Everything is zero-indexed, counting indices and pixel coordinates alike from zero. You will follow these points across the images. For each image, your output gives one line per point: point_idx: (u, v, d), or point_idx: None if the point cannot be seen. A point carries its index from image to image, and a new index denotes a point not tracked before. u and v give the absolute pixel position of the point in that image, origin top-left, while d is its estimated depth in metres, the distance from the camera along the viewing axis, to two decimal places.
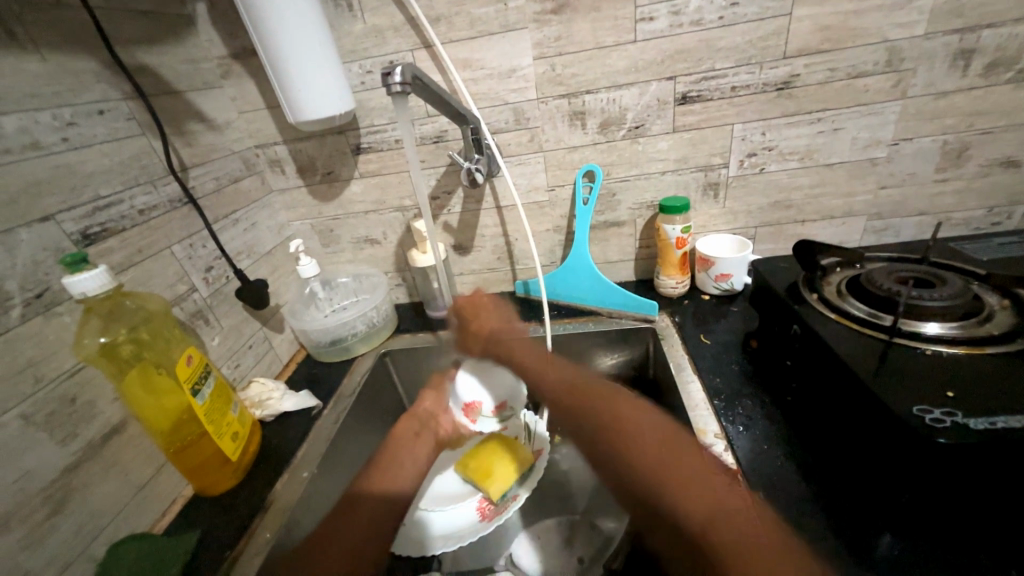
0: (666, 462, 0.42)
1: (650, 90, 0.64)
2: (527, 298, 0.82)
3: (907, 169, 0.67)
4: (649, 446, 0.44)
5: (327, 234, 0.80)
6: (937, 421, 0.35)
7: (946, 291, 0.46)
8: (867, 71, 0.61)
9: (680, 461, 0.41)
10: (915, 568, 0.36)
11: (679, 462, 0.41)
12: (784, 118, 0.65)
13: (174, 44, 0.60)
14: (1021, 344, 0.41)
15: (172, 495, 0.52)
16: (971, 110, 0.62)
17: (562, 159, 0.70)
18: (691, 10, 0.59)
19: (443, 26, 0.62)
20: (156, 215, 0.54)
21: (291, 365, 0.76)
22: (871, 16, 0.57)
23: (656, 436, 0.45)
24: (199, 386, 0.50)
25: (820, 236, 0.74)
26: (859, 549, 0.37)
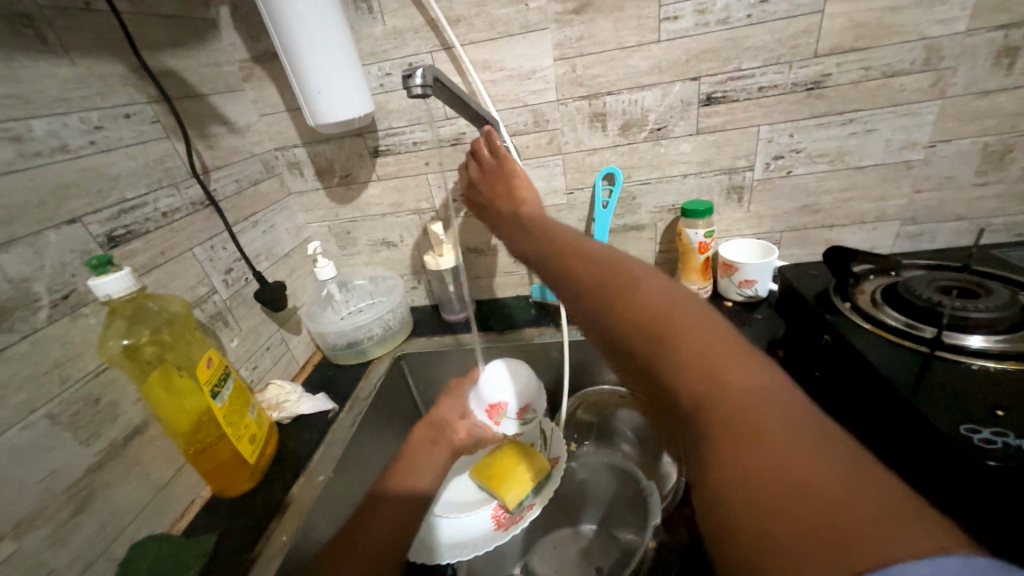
0: (673, 349, 0.27)
1: (673, 91, 0.62)
2: (543, 304, 0.80)
3: (944, 172, 0.64)
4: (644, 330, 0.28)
5: (345, 237, 0.80)
6: (987, 442, 0.33)
7: (993, 302, 0.44)
8: (904, 70, 0.58)
9: (693, 346, 0.26)
10: None
11: (687, 347, 0.26)
12: (813, 119, 0.62)
13: (198, 47, 0.61)
14: None
15: (190, 495, 0.52)
16: (1015, 110, 0.59)
17: (581, 162, 0.69)
18: (718, 9, 0.57)
19: (463, 27, 0.61)
20: (178, 217, 0.55)
21: (308, 366, 0.76)
22: (910, 12, 0.55)
23: (659, 310, 0.29)
24: (218, 388, 0.50)
25: (850, 241, 0.71)
26: None
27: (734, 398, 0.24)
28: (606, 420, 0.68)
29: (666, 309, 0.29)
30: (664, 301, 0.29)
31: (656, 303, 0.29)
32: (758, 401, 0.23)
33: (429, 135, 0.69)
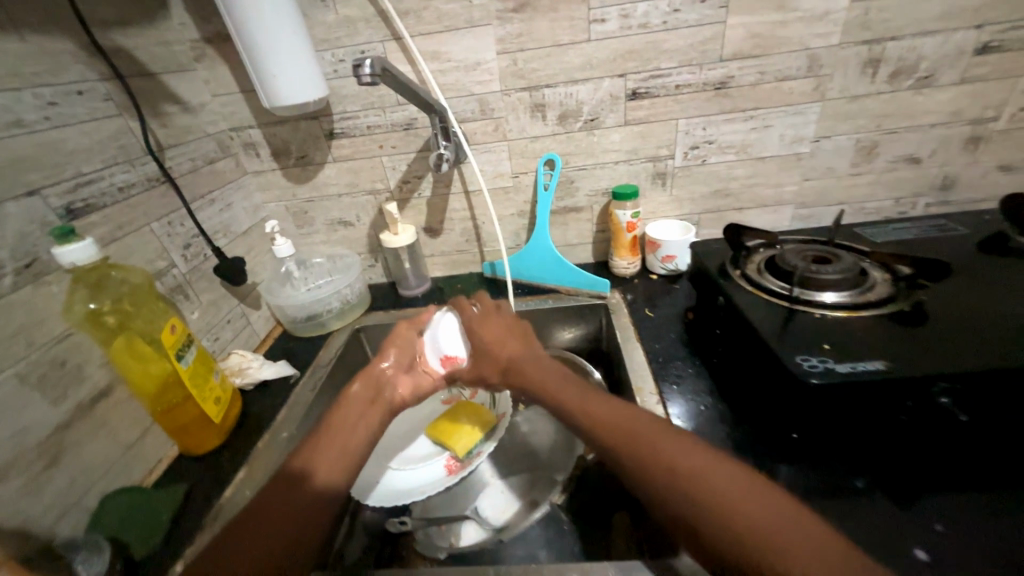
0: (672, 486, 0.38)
1: (603, 86, 0.70)
2: (493, 279, 0.88)
3: (827, 164, 0.76)
4: (640, 461, 0.41)
5: (302, 216, 0.83)
6: (813, 366, 0.44)
7: (839, 267, 0.55)
8: (791, 76, 0.69)
9: (732, 516, 0.35)
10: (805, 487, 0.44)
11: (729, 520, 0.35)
12: (722, 115, 0.72)
13: (147, 26, 0.62)
14: (888, 309, 0.50)
15: (158, 455, 0.56)
16: (879, 112, 0.71)
17: (525, 148, 0.76)
18: (639, 14, 0.65)
19: (412, 19, 0.66)
20: (135, 192, 0.57)
21: (269, 340, 0.79)
22: (794, 26, 0.65)
23: (621, 432, 0.44)
24: (182, 352, 0.54)
25: (756, 222, 0.83)
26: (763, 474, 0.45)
27: (730, 521, 0.35)
28: None
29: (627, 428, 0.44)
30: (621, 417, 0.45)
31: (621, 423, 0.45)
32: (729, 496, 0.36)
33: (383, 120, 0.74)
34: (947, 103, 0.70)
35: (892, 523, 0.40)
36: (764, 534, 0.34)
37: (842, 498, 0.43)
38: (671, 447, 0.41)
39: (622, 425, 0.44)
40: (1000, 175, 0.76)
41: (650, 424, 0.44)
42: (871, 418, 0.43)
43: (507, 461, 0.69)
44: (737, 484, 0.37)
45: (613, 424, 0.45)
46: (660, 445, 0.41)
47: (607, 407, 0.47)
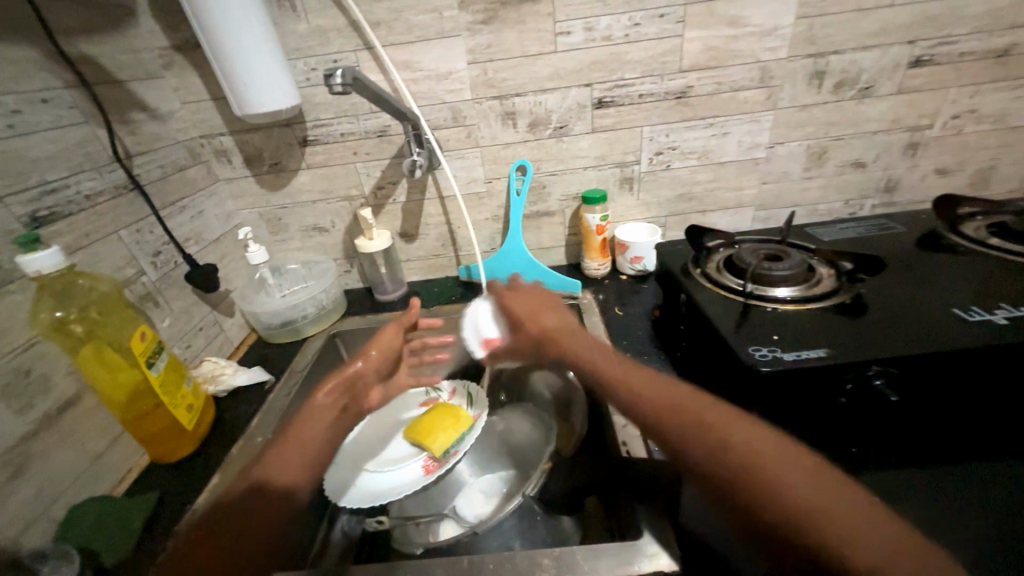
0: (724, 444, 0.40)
1: (571, 95, 0.73)
2: (469, 282, 0.89)
3: (782, 168, 0.81)
4: (693, 429, 0.42)
5: (276, 223, 0.83)
6: (763, 356, 0.47)
7: (789, 264, 0.59)
8: (745, 86, 0.73)
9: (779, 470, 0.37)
10: None
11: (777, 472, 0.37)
12: (683, 122, 0.76)
13: (114, 34, 0.62)
14: (831, 302, 0.54)
15: (128, 464, 0.55)
16: (826, 120, 0.77)
17: (497, 155, 0.78)
18: (602, 28, 0.68)
19: (384, 30, 0.68)
20: (102, 200, 0.57)
21: (243, 347, 0.79)
22: (746, 40, 0.70)
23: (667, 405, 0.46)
24: (153, 360, 0.54)
25: (719, 224, 0.87)
26: None
27: (772, 486, 0.36)
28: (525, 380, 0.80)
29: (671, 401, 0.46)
30: (665, 391, 0.48)
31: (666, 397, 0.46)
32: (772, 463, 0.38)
33: (356, 127, 0.75)
34: (887, 112, 0.76)
35: None
36: (807, 500, 0.35)
37: None
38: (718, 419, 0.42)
39: (666, 399, 0.46)
40: (937, 178, 0.83)
41: (694, 397, 0.46)
42: (817, 403, 0.47)
43: (485, 460, 0.70)
44: (780, 454, 0.39)
45: (657, 398, 0.47)
46: (706, 417, 0.43)
47: (652, 383, 0.49)
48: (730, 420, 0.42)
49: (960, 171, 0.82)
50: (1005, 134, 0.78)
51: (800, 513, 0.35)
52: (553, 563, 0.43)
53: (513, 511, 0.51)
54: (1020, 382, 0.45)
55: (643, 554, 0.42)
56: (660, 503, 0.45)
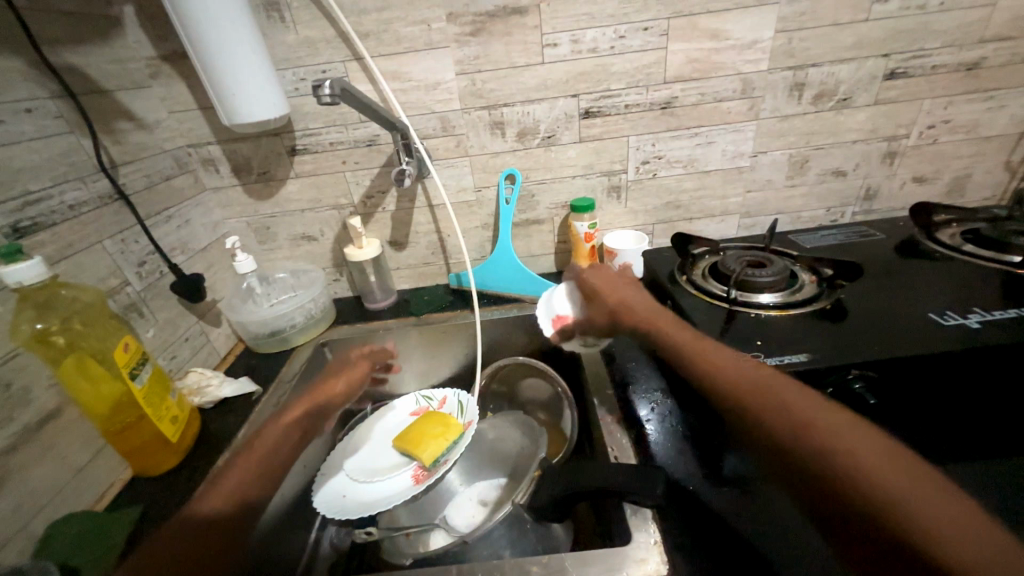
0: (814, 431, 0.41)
1: (558, 105, 0.74)
2: (459, 290, 0.89)
3: (765, 177, 0.83)
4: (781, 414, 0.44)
5: (264, 232, 0.83)
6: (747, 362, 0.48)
7: (772, 270, 0.61)
8: (728, 97, 0.75)
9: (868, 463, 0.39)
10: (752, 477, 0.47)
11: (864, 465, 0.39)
12: (668, 132, 0.78)
13: (101, 44, 0.62)
14: (812, 306, 0.56)
15: (109, 479, 0.54)
16: (807, 130, 0.79)
17: (486, 164, 0.79)
18: (588, 40, 0.70)
19: (373, 41, 0.68)
20: (87, 210, 0.56)
21: (230, 357, 0.78)
22: (727, 53, 0.71)
23: (760, 387, 0.46)
24: (137, 371, 0.53)
25: (705, 231, 0.88)
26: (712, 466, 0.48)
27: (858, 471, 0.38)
28: (516, 388, 0.80)
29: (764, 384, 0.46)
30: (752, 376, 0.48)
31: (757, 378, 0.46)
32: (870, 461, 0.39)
33: (345, 136, 0.75)
34: (865, 122, 0.78)
35: None
36: (920, 506, 0.35)
37: None
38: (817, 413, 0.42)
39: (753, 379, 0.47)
40: (915, 185, 0.85)
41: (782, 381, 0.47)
42: None
43: (475, 468, 0.70)
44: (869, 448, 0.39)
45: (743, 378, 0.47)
46: (805, 411, 0.43)
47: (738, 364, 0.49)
48: (833, 418, 0.42)
49: (937, 179, 0.84)
50: (979, 143, 0.81)
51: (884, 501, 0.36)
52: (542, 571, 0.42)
53: (501, 518, 0.51)
54: (992, 385, 0.47)
55: (631, 559, 0.41)
56: (648, 508, 0.45)
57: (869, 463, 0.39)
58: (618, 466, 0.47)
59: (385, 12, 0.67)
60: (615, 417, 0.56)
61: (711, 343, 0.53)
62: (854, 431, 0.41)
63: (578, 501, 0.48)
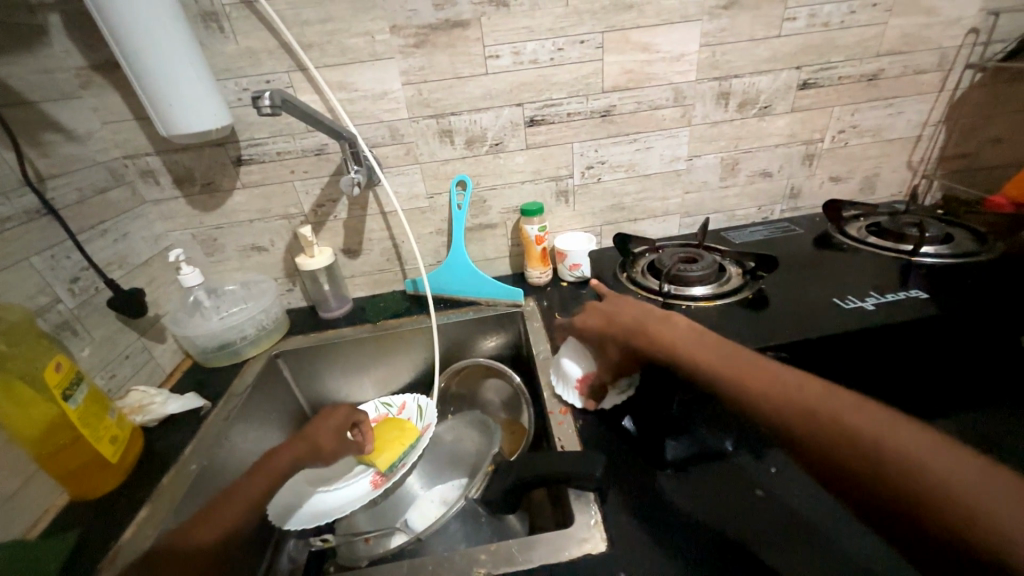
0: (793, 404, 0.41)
1: (504, 114, 0.77)
2: (416, 295, 0.90)
3: (701, 179, 0.89)
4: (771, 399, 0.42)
5: (211, 243, 0.81)
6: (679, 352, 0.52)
7: (702, 266, 0.67)
8: (662, 105, 0.80)
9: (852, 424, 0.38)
10: (687, 460, 0.51)
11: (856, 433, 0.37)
12: (610, 138, 0.82)
13: (24, 54, 0.60)
14: (736, 297, 0.62)
15: (41, 506, 0.52)
16: (735, 135, 0.85)
17: (437, 171, 0.81)
18: (528, 52, 0.73)
19: (316, 52, 0.69)
20: (10, 226, 0.54)
21: (177, 373, 0.76)
22: (658, 65, 0.77)
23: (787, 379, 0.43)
24: (70, 391, 0.52)
25: (649, 231, 0.94)
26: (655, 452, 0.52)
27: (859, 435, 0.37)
28: (475, 391, 0.82)
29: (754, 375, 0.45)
30: (736, 365, 0.47)
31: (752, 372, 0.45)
32: (896, 437, 0.35)
33: (292, 146, 0.75)
34: (785, 128, 0.86)
35: (745, 471, 0.51)
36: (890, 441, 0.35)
37: (713, 461, 0.52)
38: (812, 396, 0.41)
39: (746, 370, 0.46)
40: (833, 184, 0.94)
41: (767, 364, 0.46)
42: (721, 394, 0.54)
43: (436, 469, 0.70)
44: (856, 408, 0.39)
45: (737, 371, 0.46)
46: (808, 399, 0.41)
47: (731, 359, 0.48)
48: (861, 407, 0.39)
49: (850, 178, 0.93)
50: (884, 146, 0.90)
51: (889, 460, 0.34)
52: (490, 559, 0.44)
53: (456, 513, 0.52)
54: (874, 363, 0.55)
55: (574, 540, 0.44)
56: (590, 492, 0.48)
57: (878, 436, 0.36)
58: (562, 455, 0.49)
59: (328, 23, 0.68)
60: (562, 409, 0.59)
61: (724, 317, 0.59)
62: (864, 409, 0.38)
63: (528, 490, 0.51)
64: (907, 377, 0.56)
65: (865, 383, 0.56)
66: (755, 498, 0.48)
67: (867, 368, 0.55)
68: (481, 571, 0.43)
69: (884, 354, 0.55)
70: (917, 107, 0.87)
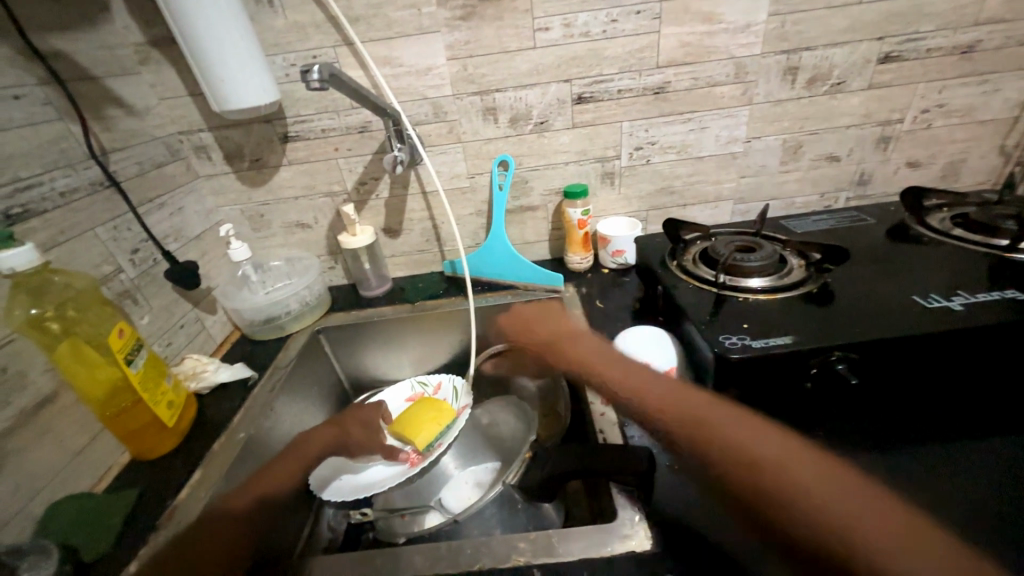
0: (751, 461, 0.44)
1: (550, 91, 0.74)
2: (454, 277, 0.90)
3: (759, 162, 0.83)
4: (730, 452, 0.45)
5: (258, 219, 0.83)
6: (732, 344, 0.49)
7: (760, 256, 0.62)
8: (721, 82, 0.75)
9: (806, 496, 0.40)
10: None
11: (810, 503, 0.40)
12: (662, 117, 0.77)
13: (88, 29, 0.61)
14: (799, 292, 0.57)
15: (107, 462, 0.55)
16: (801, 115, 0.78)
17: (479, 150, 0.79)
18: (580, 24, 0.69)
19: (362, 25, 0.68)
20: (78, 197, 0.56)
21: (226, 344, 0.79)
22: (720, 36, 0.71)
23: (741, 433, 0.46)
24: (132, 356, 0.54)
25: (698, 217, 0.89)
26: None
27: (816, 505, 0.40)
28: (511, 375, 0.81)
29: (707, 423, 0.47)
30: (693, 408, 0.49)
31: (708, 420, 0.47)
32: (850, 516, 0.39)
33: (337, 123, 0.75)
34: (859, 107, 0.78)
35: None
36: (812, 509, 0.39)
37: None
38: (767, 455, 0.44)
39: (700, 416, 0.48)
40: (909, 171, 0.85)
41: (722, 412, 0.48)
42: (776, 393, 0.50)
43: (471, 451, 0.71)
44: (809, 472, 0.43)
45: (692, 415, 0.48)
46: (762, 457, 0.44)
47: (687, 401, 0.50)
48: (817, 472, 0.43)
49: (931, 163, 0.84)
50: (973, 128, 0.81)
51: (846, 535, 0.37)
52: (530, 547, 0.43)
53: (493, 498, 0.52)
54: (954, 369, 0.50)
55: (616, 536, 0.43)
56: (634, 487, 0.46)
57: (837, 516, 0.39)
58: (605, 447, 0.48)
59: None
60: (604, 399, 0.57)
61: (786, 310, 0.54)
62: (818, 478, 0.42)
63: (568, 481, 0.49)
64: (981, 387, 0.51)
65: (938, 387, 0.51)
66: None
67: (950, 374, 0.50)
68: (520, 559, 0.42)
69: (970, 360, 0.49)
70: (1019, 84, 0.77)
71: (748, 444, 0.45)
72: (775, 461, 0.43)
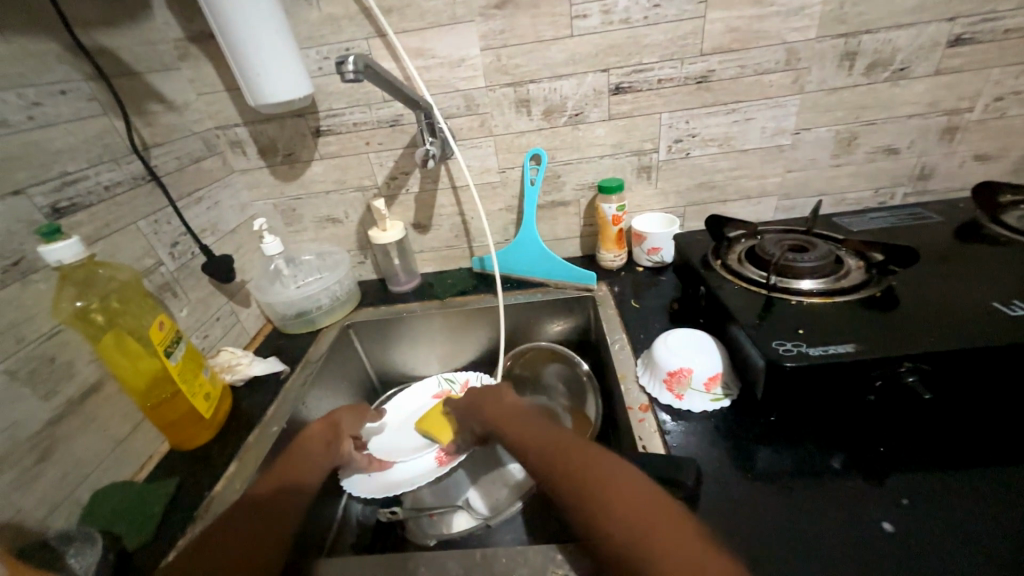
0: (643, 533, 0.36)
1: (586, 81, 0.71)
2: (483, 274, 0.89)
3: (808, 156, 0.78)
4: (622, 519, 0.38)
5: (290, 214, 0.83)
6: (786, 350, 0.46)
7: (813, 256, 0.58)
8: (770, 69, 0.70)
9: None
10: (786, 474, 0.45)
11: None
12: (704, 108, 0.73)
13: (130, 25, 0.62)
14: (857, 295, 0.53)
15: (148, 451, 0.56)
16: (858, 104, 0.73)
17: (510, 143, 0.77)
18: (620, 10, 0.66)
19: (395, 16, 0.67)
20: (121, 191, 0.57)
21: (259, 337, 0.80)
22: (771, 20, 0.66)
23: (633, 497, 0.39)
24: (172, 348, 0.55)
25: (739, 214, 0.84)
26: (746, 461, 0.47)
27: None
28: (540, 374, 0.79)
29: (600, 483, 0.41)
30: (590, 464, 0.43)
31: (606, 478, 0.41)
32: None
33: (369, 117, 0.74)
34: (924, 95, 0.72)
35: (861, 497, 0.43)
36: None
37: (818, 479, 0.45)
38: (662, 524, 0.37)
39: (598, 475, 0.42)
40: (976, 164, 0.78)
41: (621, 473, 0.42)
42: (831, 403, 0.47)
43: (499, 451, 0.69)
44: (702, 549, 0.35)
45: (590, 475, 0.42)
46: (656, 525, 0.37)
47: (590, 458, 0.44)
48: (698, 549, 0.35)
49: (1002, 156, 0.77)
50: None
51: None
52: (567, 558, 0.42)
53: None
54: None
55: None
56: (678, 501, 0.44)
57: None
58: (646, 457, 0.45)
59: None
60: (642, 405, 0.55)
61: (844, 315, 0.50)
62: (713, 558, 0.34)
63: None
64: None
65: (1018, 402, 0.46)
66: (878, 533, 0.40)
67: None
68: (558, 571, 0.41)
69: None
70: None
71: (644, 510, 0.38)
72: (672, 536, 0.36)
